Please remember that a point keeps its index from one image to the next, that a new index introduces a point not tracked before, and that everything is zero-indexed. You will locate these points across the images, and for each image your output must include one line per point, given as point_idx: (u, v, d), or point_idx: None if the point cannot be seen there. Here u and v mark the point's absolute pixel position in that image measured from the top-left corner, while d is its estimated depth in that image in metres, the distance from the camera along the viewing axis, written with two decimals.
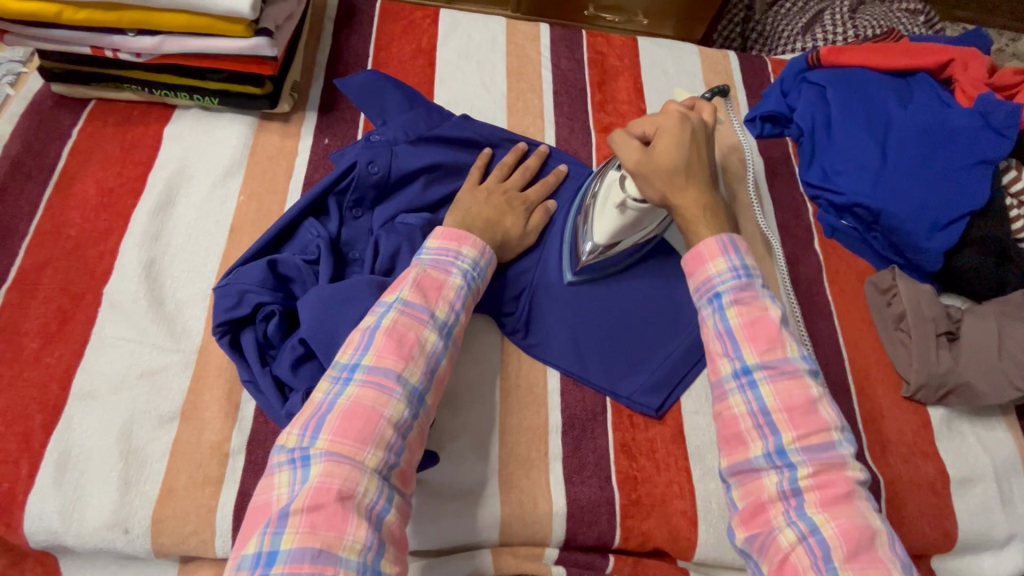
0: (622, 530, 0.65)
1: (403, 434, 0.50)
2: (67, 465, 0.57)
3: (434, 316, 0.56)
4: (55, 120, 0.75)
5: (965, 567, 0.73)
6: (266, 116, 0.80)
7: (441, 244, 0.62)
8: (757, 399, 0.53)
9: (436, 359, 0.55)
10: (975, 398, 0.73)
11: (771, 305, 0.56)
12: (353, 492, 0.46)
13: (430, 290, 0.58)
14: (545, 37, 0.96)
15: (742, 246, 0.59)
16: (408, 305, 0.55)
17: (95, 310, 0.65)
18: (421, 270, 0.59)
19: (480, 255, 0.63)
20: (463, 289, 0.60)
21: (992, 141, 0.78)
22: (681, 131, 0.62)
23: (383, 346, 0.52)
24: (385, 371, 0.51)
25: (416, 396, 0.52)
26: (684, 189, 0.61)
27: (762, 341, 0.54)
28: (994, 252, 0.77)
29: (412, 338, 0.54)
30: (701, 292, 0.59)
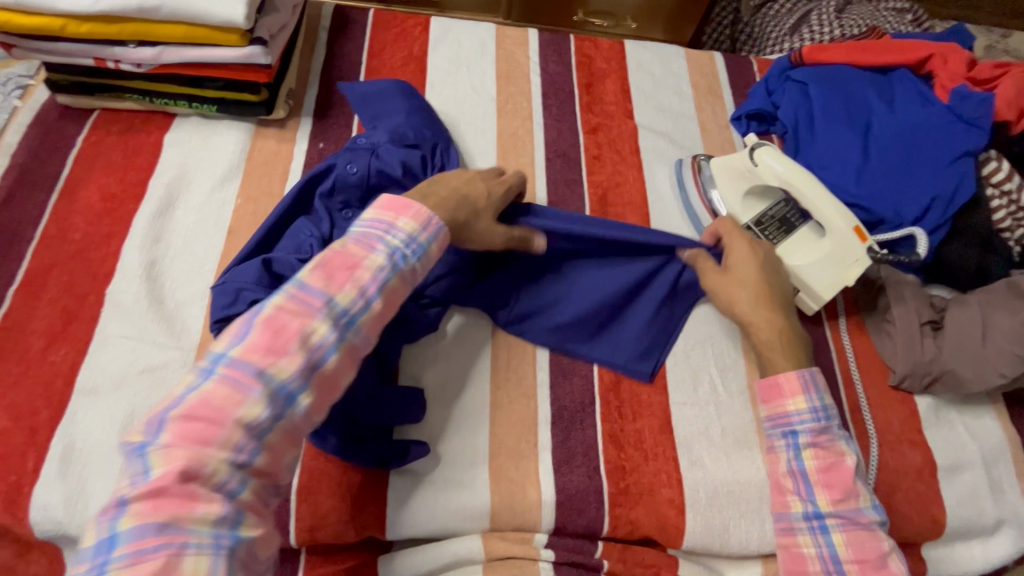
0: (610, 519, 0.66)
1: (260, 433, 0.44)
2: (71, 458, 0.60)
3: (332, 303, 0.49)
4: (61, 130, 0.78)
5: (954, 553, 0.73)
6: (262, 122, 0.82)
7: (376, 215, 0.56)
8: (828, 543, 0.60)
9: (324, 354, 0.48)
10: (961, 385, 0.73)
11: (846, 450, 0.63)
12: (197, 473, 0.42)
13: (338, 271, 0.50)
14: (534, 42, 0.98)
15: (822, 381, 0.65)
16: (301, 289, 0.49)
17: (98, 311, 0.67)
18: (333, 249, 0.52)
19: (420, 227, 0.56)
20: (383, 270, 0.52)
21: (968, 135, 0.80)
22: (758, 261, 0.71)
23: (255, 337, 0.46)
24: (248, 364, 0.45)
25: (285, 394, 0.45)
26: (758, 310, 0.68)
27: (837, 490, 0.61)
28: (976, 241, 0.79)
29: (293, 329, 0.47)
30: (779, 424, 0.65)
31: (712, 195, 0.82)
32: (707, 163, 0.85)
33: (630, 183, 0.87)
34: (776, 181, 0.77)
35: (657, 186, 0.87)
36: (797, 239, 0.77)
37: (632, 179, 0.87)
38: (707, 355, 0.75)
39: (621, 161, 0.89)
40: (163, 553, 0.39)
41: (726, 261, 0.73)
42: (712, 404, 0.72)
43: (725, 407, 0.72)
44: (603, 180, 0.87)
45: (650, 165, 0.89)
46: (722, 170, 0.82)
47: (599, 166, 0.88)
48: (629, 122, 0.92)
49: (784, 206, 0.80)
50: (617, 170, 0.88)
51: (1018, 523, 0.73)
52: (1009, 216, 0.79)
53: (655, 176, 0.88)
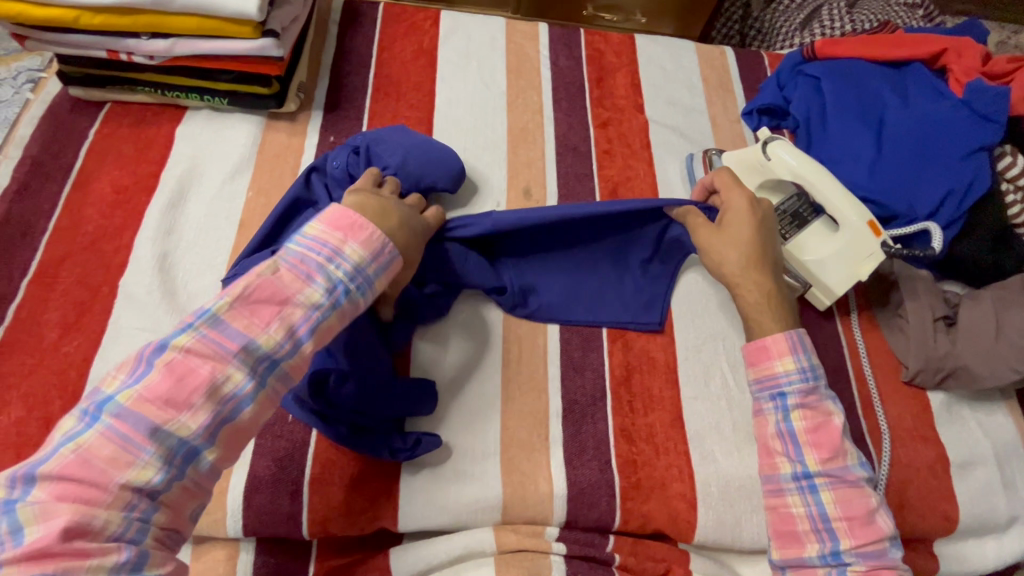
0: (622, 512, 0.66)
1: (155, 493, 0.42)
2: None
3: (251, 345, 0.46)
4: (73, 122, 0.79)
5: (967, 550, 0.73)
6: (273, 115, 0.82)
7: (318, 238, 0.52)
8: (817, 501, 0.61)
9: (236, 406, 0.45)
10: (975, 380, 0.73)
11: (833, 410, 0.64)
12: (82, 530, 0.39)
13: (262, 307, 0.47)
14: (544, 36, 0.98)
15: (808, 342, 0.65)
16: (214, 329, 0.46)
17: (111, 302, 0.67)
18: (265, 276, 0.48)
19: (368, 257, 0.53)
20: (318, 309, 0.49)
21: (982, 130, 0.80)
22: (753, 219, 0.70)
23: (155, 382, 0.43)
24: (140, 418, 0.42)
25: (183, 450, 0.43)
26: (746, 276, 0.68)
27: (825, 449, 0.61)
28: (991, 236, 0.77)
29: (200, 376, 0.44)
30: (767, 387, 0.65)
31: None
32: (719, 157, 0.85)
33: (641, 178, 0.86)
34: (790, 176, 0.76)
35: (668, 180, 0.87)
36: (811, 233, 0.76)
37: (643, 173, 0.87)
38: (719, 350, 0.74)
39: (632, 156, 0.88)
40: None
41: (722, 217, 0.71)
42: (724, 399, 0.72)
43: (737, 402, 0.72)
44: (614, 174, 0.87)
45: (661, 159, 0.89)
46: (734, 164, 0.81)
47: (610, 160, 0.87)
48: (640, 116, 0.92)
49: (797, 200, 0.78)
50: (628, 164, 0.87)
51: None
52: None
53: (666, 170, 0.88)
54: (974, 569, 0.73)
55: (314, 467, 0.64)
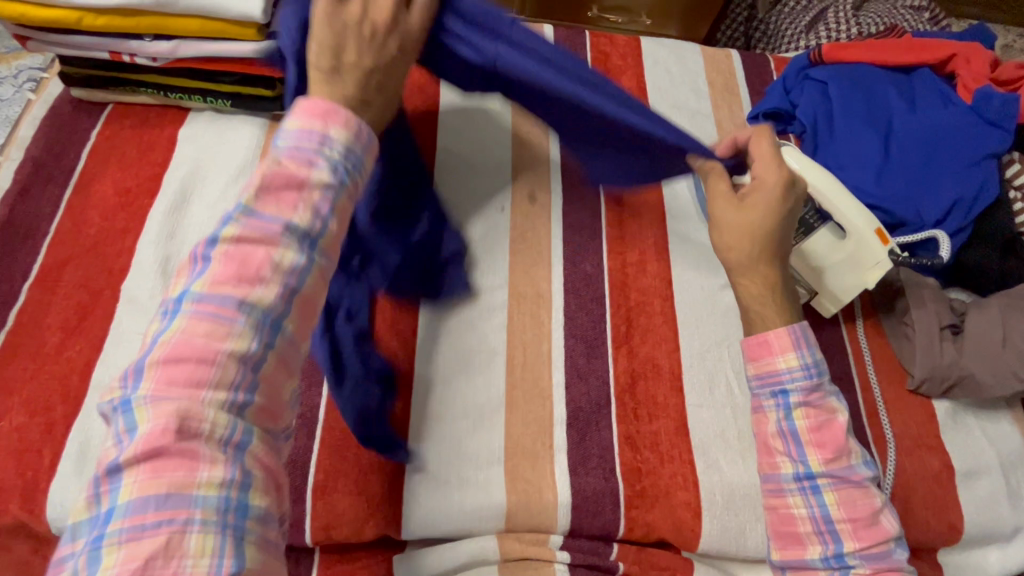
0: (626, 521, 0.65)
1: (254, 365, 0.42)
2: (88, 454, 0.59)
3: (291, 225, 0.45)
4: (75, 124, 0.78)
5: (971, 559, 0.73)
6: (276, 117, 0.82)
7: (304, 124, 0.48)
8: (820, 504, 0.61)
9: (298, 280, 0.44)
10: (980, 390, 0.73)
11: (836, 407, 0.63)
12: (195, 422, 0.39)
13: (284, 193, 0.45)
14: (549, 38, 0.97)
15: (812, 336, 0.64)
16: (253, 217, 0.44)
17: (113, 307, 0.67)
18: (272, 164, 0.46)
19: (355, 137, 0.50)
20: (333, 188, 0.48)
21: (990, 136, 0.79)
22: (783, 199, 0.64)
23: (220, 270, 0.42)
24: (222, 298, 0.41)
25: (268, 323, 0.43)
26: (754, 270, 0.64)
27: (829, 450, 0.61)
28: (997, 245, 0.78)
29: (262, 257, 0.43)
30: (768, 383, 0.64)
31: None
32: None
33: None
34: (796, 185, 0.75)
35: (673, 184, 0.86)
36: (817, 241, 0.74)
37: None
38: (724, 356, 0.74)
39: None
40: (166, 530, 0.36)
41: (746, 194, 0.65)
42: (728, 406, 0.71)
43: (742, 410, 0.71)
44: None
45: None
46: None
47: None
48: None
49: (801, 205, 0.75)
50: None
51: None
52: None
53: (671, 174, 0.87)
54: None
55: (317, 473, 0.63)
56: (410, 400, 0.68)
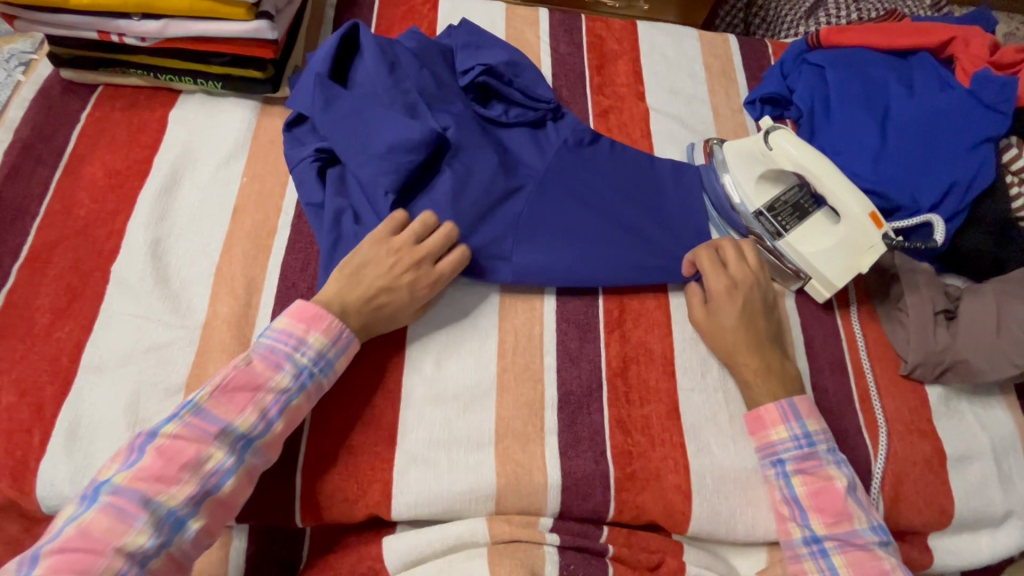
0: (616, 503, 0.66)
1: (141, 560, 0.50)
2: (77, 434, 0.60)
3: (228, 429, 0.55)
4: (65, 105, 0.77)
5: (961, 544, 0.73)
6: (268, 100, 0.81)
7: (288, 328, 0.61)
8: (830, 566, 0.62)
9: (219, 480, 0.54)
10: (973, 375, 0.72)
11: (835, 473, 0.64)
12: None
13: (238, 395, 0.57)
14: (544, 22, 0.96)
15: (803, 408, 0.66)
16: (197, 416, 0.55)
17: (104, 288, 0.67)
18: (241, 366, 0.58)
19: (331, 342, 0.62)
20: (287, 392, 0.59)
21: (987, 120, 0.79)
22: (737, 301, 0.70)
23: (148, 464, 0.52)
24: (132, 494, 0.51)
25: (170, 521, 0.52)
26: (742, 356, 0.69)
27: (829, 515, 0.63)
28: (994, 230, 0.77)
29: (187, 456, 0.53)
30: (765, 454, 0.66)
31: (724, 180, 0.81)
32: (720, 147, 0.83)
33: None
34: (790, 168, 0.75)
35: None
36: (811, 224, 0.76)
37: None
38: None
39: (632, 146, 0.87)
40: None
41: (712, 303, 0.71)
42: (720, 391, 0.71)
43: (734, 394, 0.71)
44: None
45: (662, 148, 0.87)
46: (735, 155, 0.80)
47: None
48: (641, 105, 0.91)
49: (797, 191, 0.78)
50: None
51: None
52: None
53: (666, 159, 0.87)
54: (968, 563, 0.73)
55: (309, 455, 0.64)
56: (401, 383, 0.68)
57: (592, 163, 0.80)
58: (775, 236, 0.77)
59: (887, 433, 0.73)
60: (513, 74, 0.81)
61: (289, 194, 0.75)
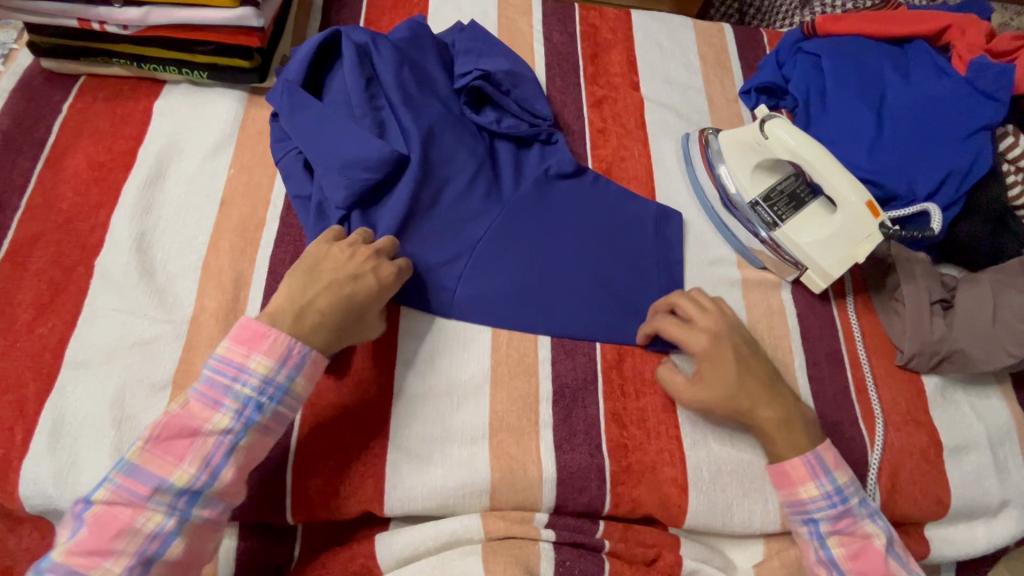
0: (612, 497, 0.65)
1: None
2: (61, 432, 0.58)
3: (165, 485, 0.51)
4: (46, 96, 0.76)
5: (958, 534, 0.73)
6: (255, 90, 0.79)
7: (226, 357, 0.55)
8: None
9: (162, 543, 0.50)
10: (969, 364, 0.72)
11: (871, 529, 0.63)
12: None
13: (171, 446, 0.52)
14: (537, 10, 0.95)
15: (830, 460, 0.63)
16: (127, 477, 0.51)
17: (87, 283, 0.65)
18: (173, 413, 0.53)
19: (277, 364, 0.55)
20: (228, 434, 0.53)
21: (983, 108, 0.78)
22: (723, 356, 0.65)
23: (85, 536, 0.49)
24: (71, 571, 0.48)
25: None
26: (753, 412, 0.64)
27: (870, 574, 0.62)
28: (990, 219, 0.77)
29: (122, 523, 0.50)
30: (797, 512, 0.64)
31: (720, 170, 0.80)
32: (716, 137, 0.82)
33: (636, 158, 0.84)
34: (785, 156, 0.74)
35: (662, 160, 0.85)
36: (808, 215, 0.76)
37: (638, 154, 0.85)
38: None
39: (627, 136, 0.86)
40: None
41: (699, 368, 0.66)
42: None
43: None
44: (608, 154, 0.84)
45: (657, 138, 0.86)
46: (731, 144, 0.79)
47: (604, 140, 0.85)
48: (636, 94, 0.89)
49: (795, 180, 0.78)
50: (622, 144, 0.85)
51: (1021, 504, 0.73)
52: None
53: (661, 150, 0.86)
54: (965, 553, 0.72)
55: (299, 451, 0.63)
56: (393, 376, 0.67)
57: (571, 191, 0.78)
58: (772, 225, 0.76)
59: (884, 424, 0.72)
60: (512, 83, 0.80)
61: (278, 186, 0.74)
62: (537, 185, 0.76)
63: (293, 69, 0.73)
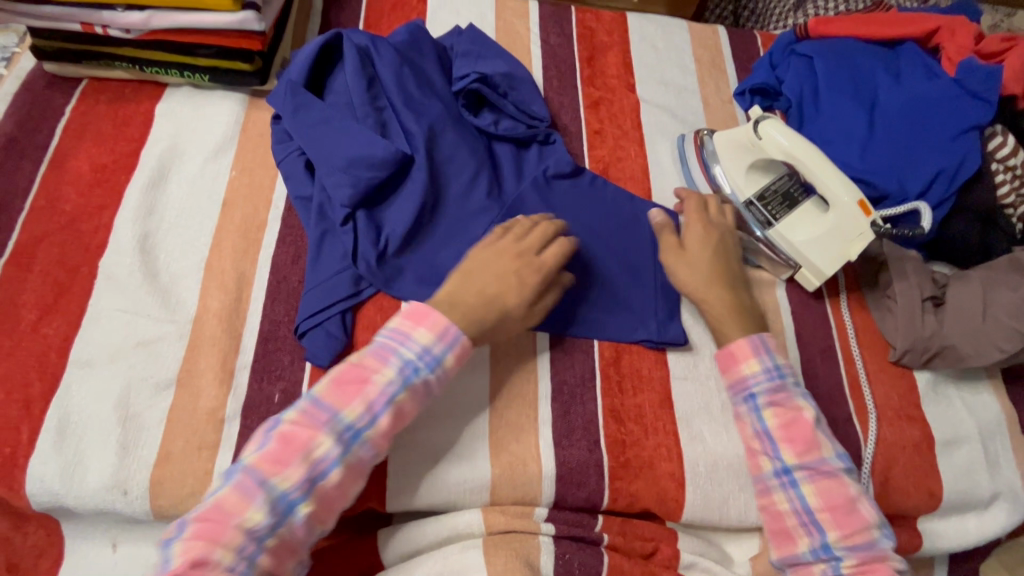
0: (610, 492, 0.66)
1: (258, 539, 0.50)
2: (66, 431, 0.59)
3: (338, 418, 0.55)
4: (48, 99, 0.76)
5: (950, 527, 0.74)
6: (256, 93, 0.80)
7: (396, 324, 0.60)
8: (800, 496, 0.61)
9: (325, 469, 0.53)
10: (960, 360, 0.73)
11: (803, 403, 0.64)
12: (204, 563, 0.48)
13: (348, 387, 0.56)
14: (534, 13, 0.96)
15: (771, 344, 0.67)
16: (314, 404, 0.55)
17: (91, 283, 0.66)
18: (352, 361, 0.58)
19: (438, 337, 0.59)
20: (391, 386, 0.57)
21: (973, 108, 0.79)
22: (711, 235, 0.74)
23: (270, 448, 0.53)
24: (256, 474, 0.52)
25: (283, 504, 0.52)
26: (712, 291, 0.71)
27: (799, 443, 0.62)
28: (979, 217, 0.79)
29: (302, 442, 0.53)
30: (738, 390, 0.66)
31: (715, 170, 0.81)
32: (710, 138, 0.84)
33: (632, 159, 0.86)
34: (780, 156, 0.75)
35: (658, 160, 0.86)
36: (801, 213, 0.77)
37: (634, 155, 0.86)
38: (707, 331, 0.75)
39: (623, 137, 0.87)
40: None
41: (687, 242, 0.74)
42: (711, 378, 0.72)
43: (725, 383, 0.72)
44: (604, 155, 0.86)
45: (653, 140, 0.88)
46: (725, 145, 0.81)
47: (600, 141, 0.86)
48: (632, 96, 0.91)
49: (787, 180, 0.79)
50: (618, 145, 0.86)
51: (1012, 497, 0.74)
52: (1013, 192, 0.79)
53: (657, 150, 0.87)
54: (957, 546, 0.74)
55: None
56: None
57: (571, 190, 0.79)
58: (766, 224, 0.77)
59: (876, 418, 0.74)
60: (509, 85, 0.81)
61: (279, 187, 0.75)
62: (537, 185, 0.77)
63: (295, 71, 0.74)
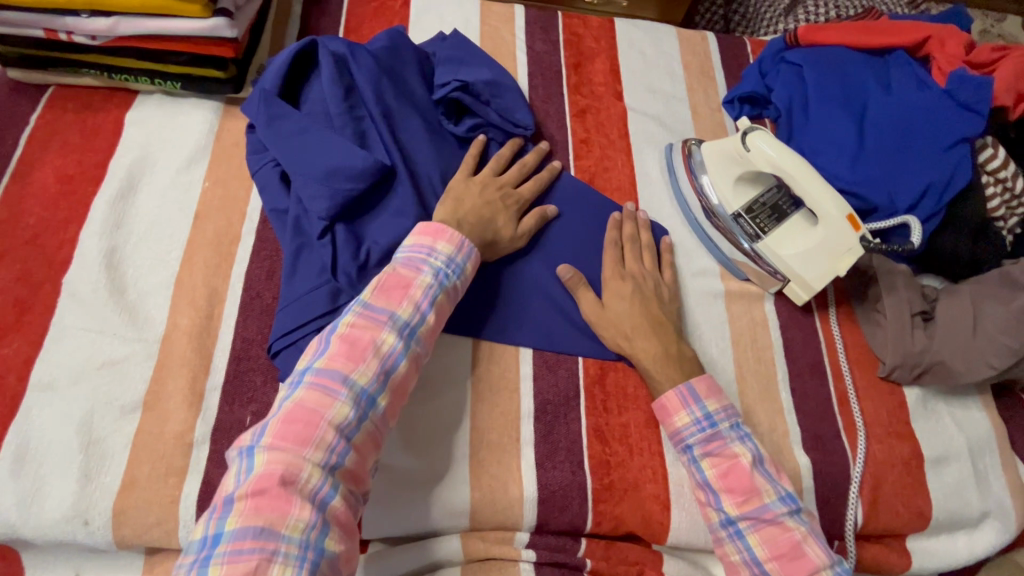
0: (594, 515, 0.64)
1: (347, 435, 0.52)
2: (25, 458, 0.56)
3: (395, 317, 0.57)
4: (13, 108, 0.74)
5: (939, 546, 0.73)
6: (231, 101, 0.78)
7: (416, 241, 0.63)
8: (748, 547, 0.60)
9: (393, 362, 0.56)
10: (950, 376, 0.72)
11: (739, 449, 0.62)
12: (295, 476, 0.48)
13: (394, 291, 0.58)
14: (520, 18, 0.94)
15: (703, 389, 0.64)
16: (366, 308, 0.57)
17: (54, 301, 0.63)
18: (391, 270, 0.60)
19: (458, 250, 0.63)
20: (433, 287, 0.60)
21: (965, 120, 0.78)
22: (625, 283, 0.71)
23: (336, 349, 0.54)
24: (332, 372, 0.52)
25: (365, 398, 0.53)
26: (639, 342, 0.68)
27: (737, 493, 0.60)
28: (971, 231, 0.77)
29: (367, 341, 0.55)
30: (675, 442, 0.64)
31: (703, 181, 0.80)
32: (698, 148, 0.82)
33: (619, 169, 0.84)
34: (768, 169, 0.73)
35: (645, 170, 0.85)
36: (789, 226, 0.76)
37: (621, 165, 0.84)
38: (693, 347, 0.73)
39: (609, 147, 0.85)
40: (256, 556, 0.44)
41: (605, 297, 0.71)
42: None
43: None
44: (590, 165, 0.84)
45: (640, 149, 0.86)
46: (715, 155, 0.79)
47: (587, 150, 0.85)
48: (619, 104, 0.89)
49: (776, 192, 0.78)
50: (605, 155, 0.85)
51: (1002, 515, 0.73)
52: (1003, 205, 0.79)
53: (644, 160, 0.85)
54: (947, 565, 0.73)
55: None
56: None
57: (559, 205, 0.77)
58: (755, 237, 0.76)
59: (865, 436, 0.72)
60: (492, 94, 0.79)
61: (254, 199, 0.72)
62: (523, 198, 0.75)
63: (271, 79, 0.72)
